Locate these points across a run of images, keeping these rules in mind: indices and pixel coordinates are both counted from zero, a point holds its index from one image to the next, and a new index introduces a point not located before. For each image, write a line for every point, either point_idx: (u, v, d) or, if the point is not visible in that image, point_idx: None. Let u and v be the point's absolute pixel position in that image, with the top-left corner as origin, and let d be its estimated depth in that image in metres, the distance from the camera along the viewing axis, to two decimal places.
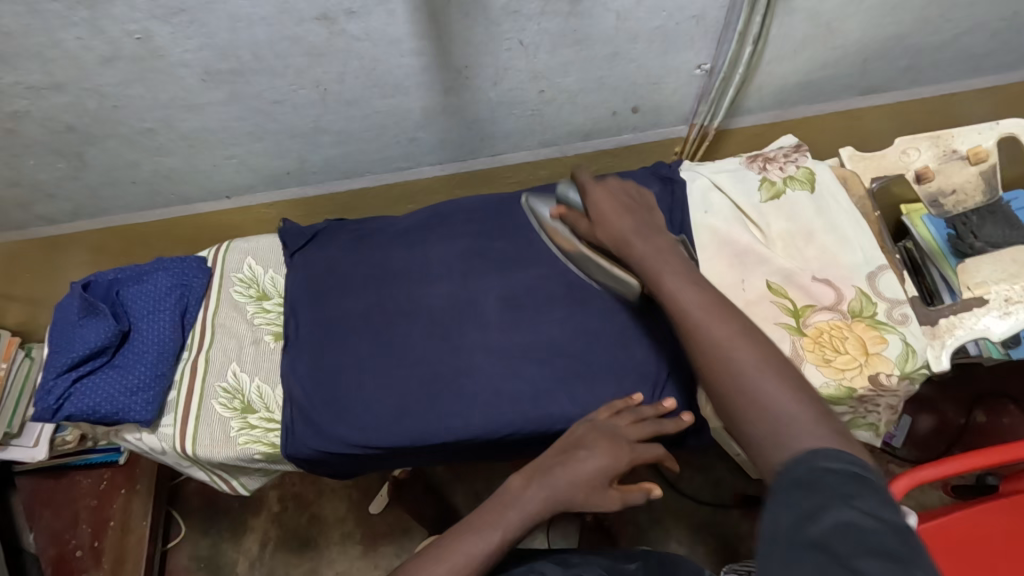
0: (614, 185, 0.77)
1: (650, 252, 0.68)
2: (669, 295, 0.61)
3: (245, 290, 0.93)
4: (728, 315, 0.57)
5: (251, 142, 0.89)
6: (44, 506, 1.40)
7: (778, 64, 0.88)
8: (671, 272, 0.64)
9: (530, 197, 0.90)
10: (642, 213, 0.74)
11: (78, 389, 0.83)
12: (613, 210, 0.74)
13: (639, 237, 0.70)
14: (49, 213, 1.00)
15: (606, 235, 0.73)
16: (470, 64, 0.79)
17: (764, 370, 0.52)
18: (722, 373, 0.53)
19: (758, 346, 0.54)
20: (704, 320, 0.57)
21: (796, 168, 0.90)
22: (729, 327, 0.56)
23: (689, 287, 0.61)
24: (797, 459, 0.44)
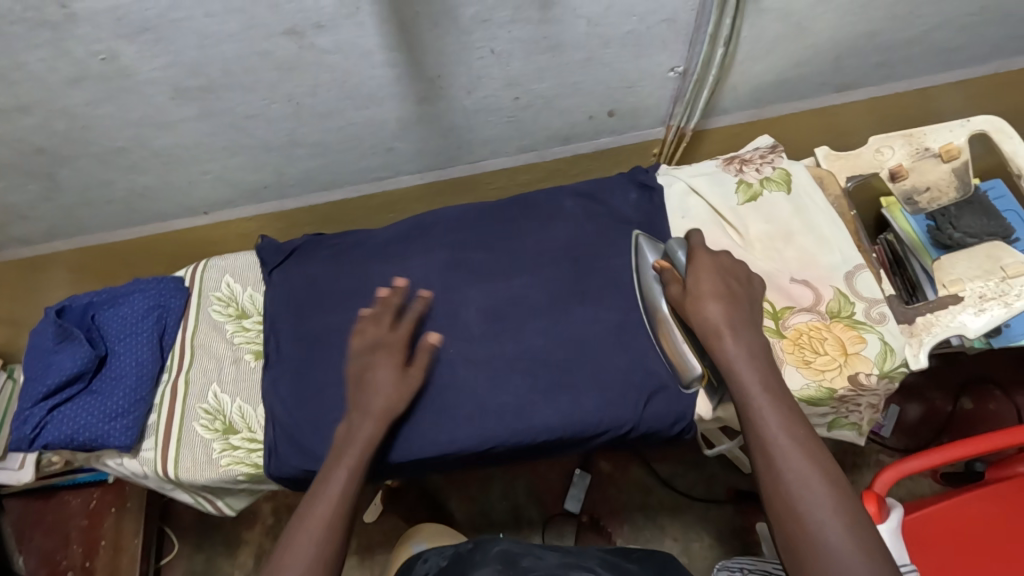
0: (718, 264, 0.74)
1: (743, 355, 0.65)
2: (751, 405, 0.61)
3: (223, 309, 0.92)
4: (805, 439, 0.58)
5: (226, 157, 0.88)
6: (34, 528, 1.39)
7: (752, 64, 0.88)
8: (761, 382, 0.63)
9: (639, 235, 0.87)
10: (743, 302, 0.70)
11: (57, 415, 0.82)
12: (714, 294, 0.70)
13: (732, 333, 0.66)
14: (25, 234, 0.99)
15: (696, 319, 0.70)
16: (443, 73, 0.79)
17: (835, 510, 0.54)
18: (790, 502, 0.55)
19: (835, 486, 0.55)
20: (779, 442, 0.58)
21: (773, 169, 0.90)
22: (807, 459, 0.57)
23: (774, 404, 0.61)
24: None
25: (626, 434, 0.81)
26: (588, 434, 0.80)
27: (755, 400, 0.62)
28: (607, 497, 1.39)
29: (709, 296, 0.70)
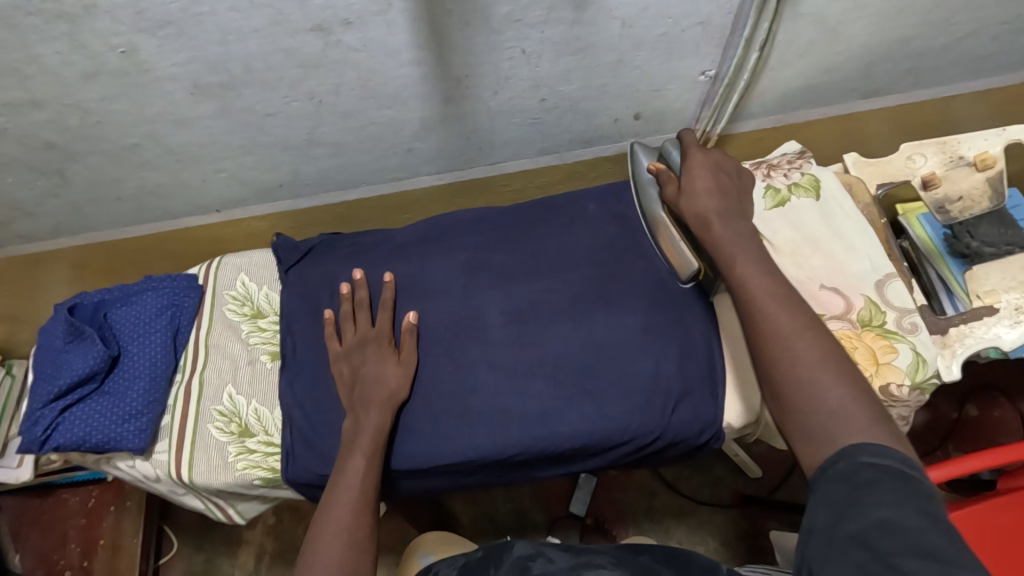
0: (706, 157, 0.69)
1: (732, 234, 0.62)
2: (739, 279, 0.59)
3: (239, 308, 0.90)
4: (790, 303, 0.56)
5: (241, 156, 0.86)
6: (31, 527, 1.36)
7: (783, 68, 0.86)
8: (749, 256, 0.60)
9: (634, 145, 0.87)
10: (730, 184, 0.67)
11: (69, 416, 0.79)
12: (703, 185, 0.67)
13: (721, 218, 0.64)
14: (29, 231, 0.96)
15: (687, 208, 0.67)
16: (470, 73, 0.77)
17: (824, 361, 0.53)
18: (785, 368, 0.53)
19: (826, 344, 0.54)
20: (773, 310, 0.56)
21: (800, 174, 0.89)
22: (800, 318, 0.55)
23: (761, 273, 0.59)
24: (843, 454, 0.48)
25: (652, 443, 0.79)
26: (613, 443, 0.79)
27: (743, 273, 0.59)
28: (613, 501, 1.38)
29: (696, 187, 0.67)
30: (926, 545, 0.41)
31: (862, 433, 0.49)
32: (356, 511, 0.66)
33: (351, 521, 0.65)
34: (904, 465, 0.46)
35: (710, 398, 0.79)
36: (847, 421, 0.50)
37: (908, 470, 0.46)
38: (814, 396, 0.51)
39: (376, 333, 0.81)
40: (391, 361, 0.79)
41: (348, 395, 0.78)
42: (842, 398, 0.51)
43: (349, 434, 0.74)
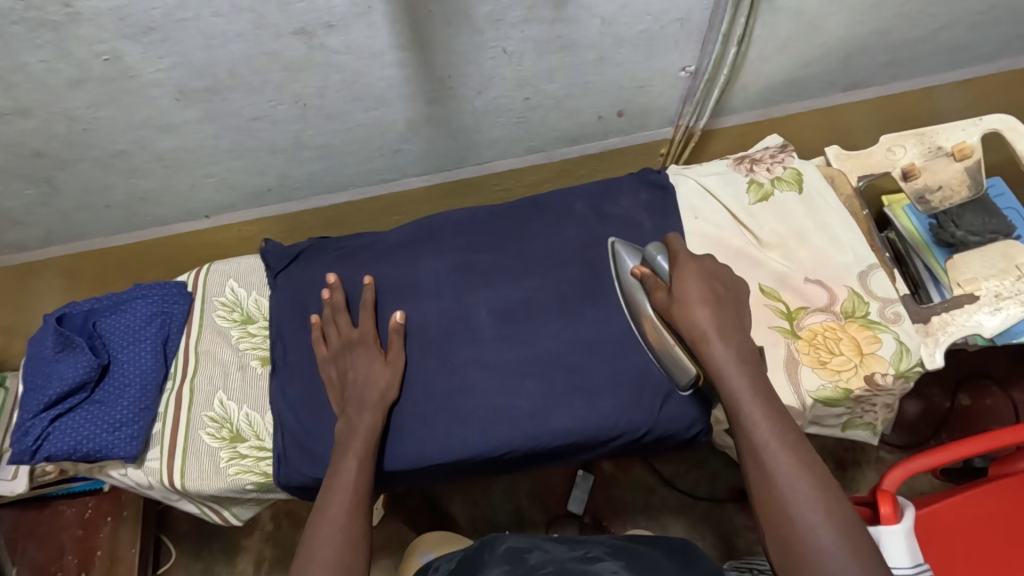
0: (701, 267, 0.75)
1: (730, 364, 0.67)
2: (747, 421, 0.63)
3: (228, 314, 0.90)
4: (793, 448, 0.61)
5: (229, 160, 0.86)
6: (27, 539, 1.35)
7: (764, 63, 0.87)
8: (751, 397, 0.64)
9: (615, 243, 0.86)
10: (728, 305, 0.72)
11: (59, 426, 0.78)
12: (697, 302, 0.71)
13: (722, 339, 0.68)
14: (20, 240, 0.96)
15: (684, 325, 0.71)
16: (454, 74, 0.78)
17: (827, 517, 0.57)
18: (786, 519, 0.58)
19: (826, 495, 0.58)
20: (773, 456, 0.61)
21: (783, 168, 0.89)
22: (798, 469, 0.60)
23: (766, 416, 0.63)
24: None
25: (642, 437, 0.80)
26: (605, 438, 0.79)
27: (745, 412, 0.64)
28: (610, 498, 1.39)
29: (688, 301, 0.71)
30: None
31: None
32: (352, 510, 0.67)
33: (345, 519, 0.66)
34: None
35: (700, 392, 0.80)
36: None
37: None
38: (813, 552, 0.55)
39: (362, 334, 0.82)
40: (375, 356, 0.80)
41: (342, 396, 0.79)
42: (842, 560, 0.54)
43: (344, 434, 0.75)
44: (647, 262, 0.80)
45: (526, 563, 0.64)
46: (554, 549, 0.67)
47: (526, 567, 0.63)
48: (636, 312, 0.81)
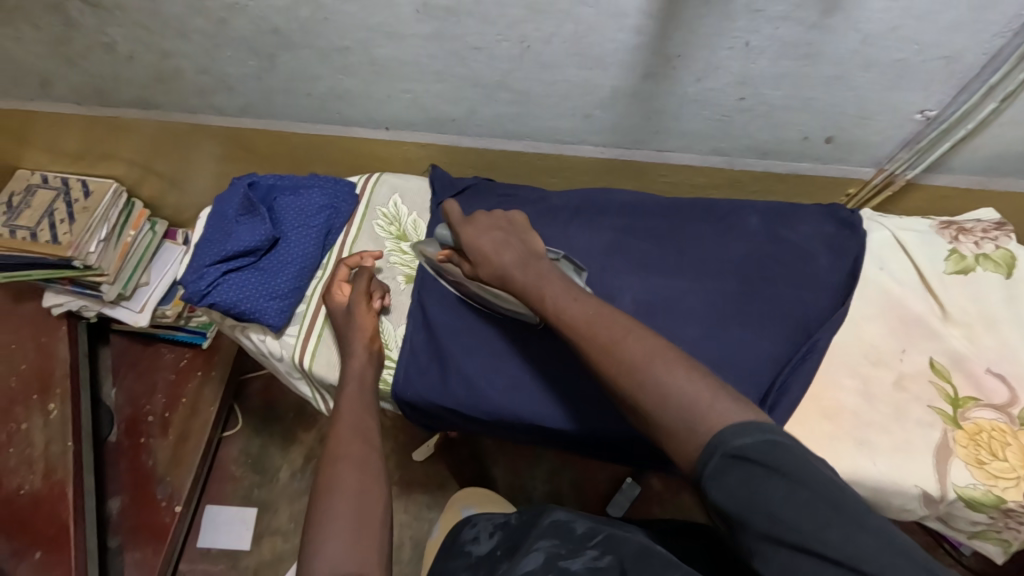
0: (491, 217, 0.81)
1: (531, 275, 0.71)
2: (555, 313, 0.65)
3: (386, 226, 0.93)
4: (602, 318, 0.61)
5: (431, 82, 0.88)
6: (128, 369, 1.49)
7: (1013, 128, 0.80)
8: (553, 290, 0.67)
9: (418, 246, 0.89)
10: (516, 234, 0.78)
11: (227, 280, 0.85)
12: (490, 240, 0.77)
13: (522, 258, 0.74)
14: (222, 105, 1.03)
15: (488, 274, 0.75)
16: (683, 55, 0.75)
17: (648, 358, 0.55)
18: (621, 377, 0.56)
19: (644, 337, 0.58)
20: (587, 330, 0.61)
21: (994, 247, 0.81)
22: (614, 333, 0.59)
23: (569, 299, 0.65)
24: (711, 448, 0.48)
25: None
26: None
27: (553, 306, 0.66)
28: (651, 515, 1.36)
29: (479, 251, 0.77)
30: (807, 495, 0.44)
31: (729, 417, 0.49)
32: (364, 448, 0.70)
33: (359, 456, 0.68)
34: (768, 431, 0.47)
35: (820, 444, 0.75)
36: (689, 405, 0.51)
37: (774, 435, 0.47)
38: (657, 394, 0.53)
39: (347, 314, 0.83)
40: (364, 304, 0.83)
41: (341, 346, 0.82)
42: (680, 388, 0.52)
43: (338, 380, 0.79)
44: (444, 244, 0.85)
45: (574, 534, 0.71)
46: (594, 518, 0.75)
47: (576, 536, 0.71)
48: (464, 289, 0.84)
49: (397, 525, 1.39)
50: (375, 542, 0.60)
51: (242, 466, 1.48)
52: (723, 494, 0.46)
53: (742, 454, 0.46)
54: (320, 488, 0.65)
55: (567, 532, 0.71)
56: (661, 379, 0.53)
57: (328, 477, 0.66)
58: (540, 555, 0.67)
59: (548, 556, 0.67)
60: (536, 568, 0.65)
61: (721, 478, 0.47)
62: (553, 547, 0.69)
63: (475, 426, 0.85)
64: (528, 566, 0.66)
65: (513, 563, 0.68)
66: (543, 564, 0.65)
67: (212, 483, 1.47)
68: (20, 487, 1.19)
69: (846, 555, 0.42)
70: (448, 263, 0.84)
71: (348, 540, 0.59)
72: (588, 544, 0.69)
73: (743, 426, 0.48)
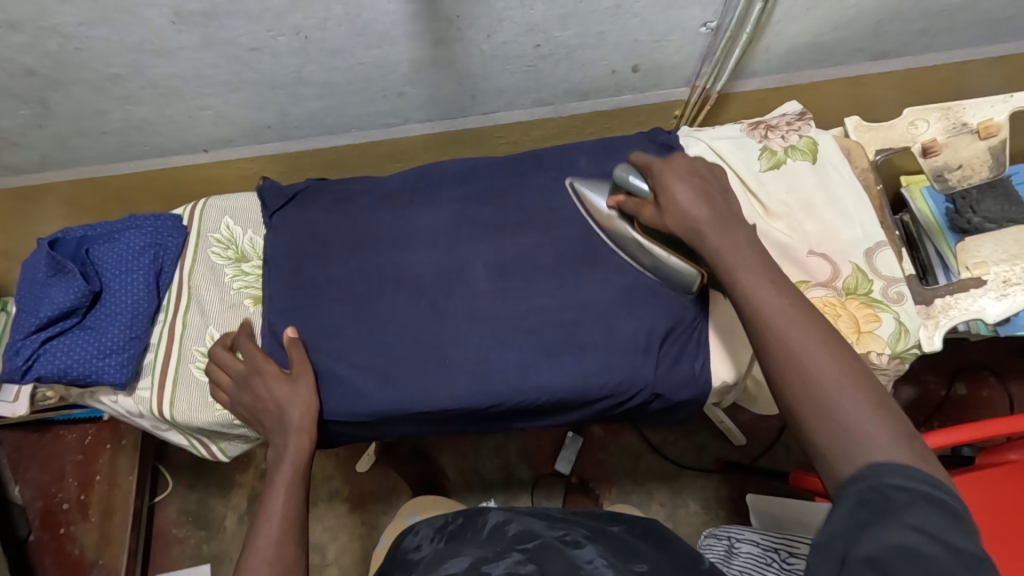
0: (686, 163, 0.66)
1: (736, 243, 0.58)
2: (739, 289, 0.55)
3: (223, 251, 0.89)
4: (804, 312, 0.52)
5: (227, 92, 0.84)
6: (30, 460, 1.38)
7: (790, 22, 0.84)
8: (749, 267, 0.56)
9: (571, 183, 0.85)
10: (715, 191, 0.63)
11: (50, 347, 0.78)
12: (689, 198, 0.62)
13: (712, 229, 0.60)
14: (17, 162, 0.94)
15: (677, 225, 0.63)
16: (462, 15, 0.74)
17: (846, 380, 0.47)
18: (796, 385, 0.48)
19: (840, 353, 0.49)
20: (777, 325, 0.51)
21: (799, 137, 0.86)
22: (813, 335, 0.50)
23: (762, 282, 0.54)
24: (860, 470, 0.43)
25: (632, 398, 0.79)
26: (592, 397, 0.78)
27: (743, 286, 0.55)
28: (597, 461, 1.39)
29: (669, 205, 0.64)
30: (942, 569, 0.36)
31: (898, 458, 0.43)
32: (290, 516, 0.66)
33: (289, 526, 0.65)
34: (931, 485, 0.41)
35: (693, 346, 0.79)
36: (859, 440, 0.44)
37: (947, 501, 0.40)
38: (833, 417, 0.46)
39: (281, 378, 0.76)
40: (281, 379, 0.76)
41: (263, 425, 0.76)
42: (866, 422, 0.45)
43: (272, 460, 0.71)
44: (618, 185, 0.74)
45: (505, 542, 0.63)
46: (533, 521, 0.68)
47: (506, 542, 0.63)
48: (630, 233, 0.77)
49: (357, 538, 1.37)
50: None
51: (185, 525, 1.40)
52: (844, 521, 0.41)
53: (893, 493, 0.41)
54: None
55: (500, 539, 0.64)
56: (843, 404, 0.46)
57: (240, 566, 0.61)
58: (466, 559, 0.60)
59: (473, 560, 0.60)
60: (457, 572, 0.58)
61: (853, 504, 0.42)
62: (479, 552, 0.61)
63: (358, 430, 0.83)
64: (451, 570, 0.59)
65: (437, 565, 0.61)
66: (465, 568, 0.58)
67: (155, 552, 1.39)
68: None
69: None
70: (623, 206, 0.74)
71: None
72: (516, 548, 0.61)
73: (901, 467, 0.42)
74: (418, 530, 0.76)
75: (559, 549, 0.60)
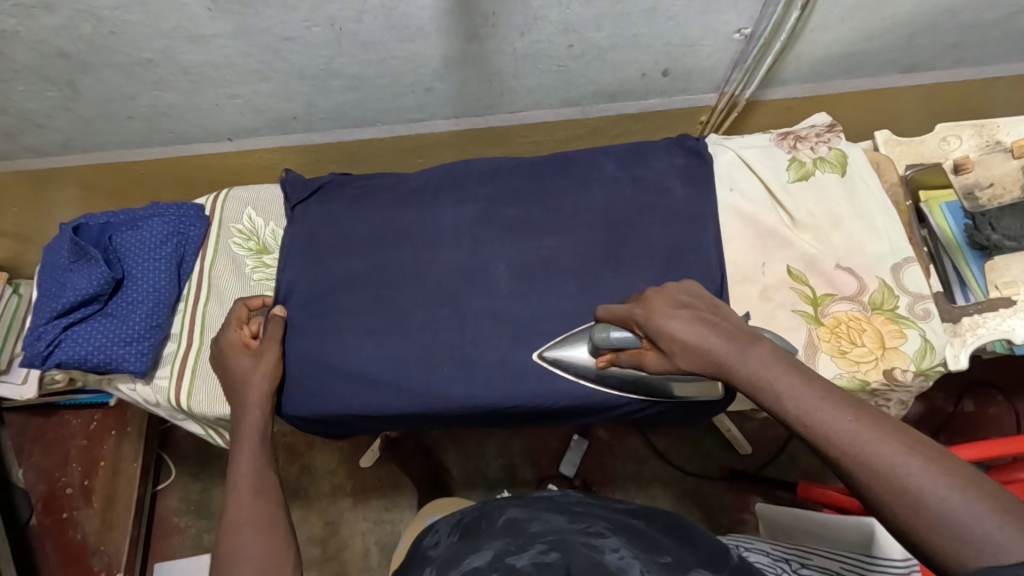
0: (665, 300, 0.63)
1: (765, 362, 0.52)
2: (799, 424, 0.48)
3: (244, 242, 0.88)
4: (874, 426, 0.45)
5: (256, 82, 0.83)
6: (34, 444, 1.38)
7: (825, 31, 0.83)
8: (791, 391, 0.50)
9: (542, 353, 0.78)
10: (707, 313, 0.60)
11: (71, 333, 0.78)
12: (691, 332, 0.58)
13: (734, 352, 0.54)
14: (40, 145, 0.93)
15: (692, 362, 0.58)
16: (499, 12, 0.74)
17: (963, 498, 0.40)
18: (900, 514, 0.42)
19: (920, 449, 0.43)
20: (862, 459, 0.44)
21: (828, 149, 0.85)
22: (910, 458, 0.43)
23: (819, 410, 0.47)
24: (980, 572, 0.36)
25: (650, 406, 0.78)
26: (611, 403, 0.78)
27: (797, 413, 0.49)
28: (602, 465, 1.38)
29: (673, 346, 0.59)
30: None
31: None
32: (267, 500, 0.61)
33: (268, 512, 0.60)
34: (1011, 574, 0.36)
35: None
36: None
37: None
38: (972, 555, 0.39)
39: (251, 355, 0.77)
40: (243, 353, 0.76)
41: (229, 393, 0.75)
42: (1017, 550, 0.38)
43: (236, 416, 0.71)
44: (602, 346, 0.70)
45: (526, 536, 0.61)
46: (554, 520, 0.66)
47: (529, 537, 0.61)
48: (625, 374, 0.76)
49: (359, 533, 1.37)
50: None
51: (187, 514, 1.40)
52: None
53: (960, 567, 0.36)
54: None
55: (520, 532, 0.62)
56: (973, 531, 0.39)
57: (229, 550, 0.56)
58: (488, 552, 0.57)
59: (497, 553, 0.57)
60: (480, 565, 0.55)
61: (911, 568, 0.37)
62: (503, 545, 0.59)
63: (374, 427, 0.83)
64: (475, 562, 0.56)
65: (459, 560, 0.59)
66: (488, 561, 0.55)
67: (156, 539, 1.39)
68: None
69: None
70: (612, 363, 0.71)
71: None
72: (539, 541, 0.59)
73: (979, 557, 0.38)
74: (437, 530, 0.74)
75: (583, 544, 0.58)
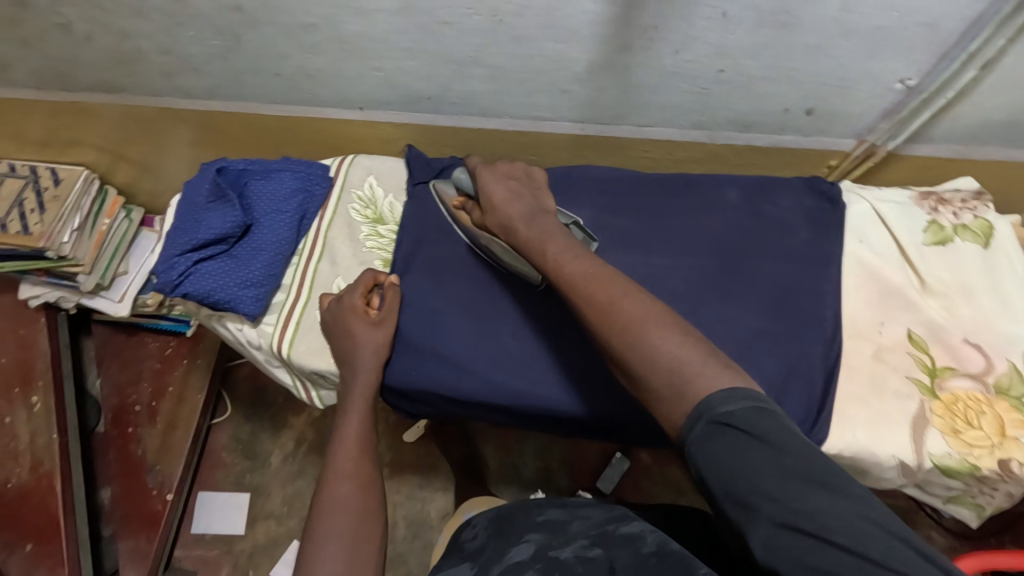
0: (507, 170, 0.81)
1: (540, 232, 0.70)
2: (553, 265, 0.66)
3: (362, 210, 0.91)
4: (606, 274, 0.62)
5: (402, 59, 0.86)
6: (113, 359, 1.43)
7: (992, 94, 0.79)
8: (554, 245, 0.67)
9: (434, 184, 0.90)
10: (528, 190, 0.78)
11: (199, 269, 0.83)
12: (504, 194, 0.76)
13: (523, 220, 0.73)
14: (188, 87, 0.99)
15: (496, 221, 0.76)
16: (659, 26, 0.73)
17: (646, 318, 0.56)
18: (621, 340, 0.56)
19: (641, 300, 0.58)
20: (586, 288, 0.61)
21: (973, 217, 0.81)
22: (615, 293, 0.59)
23: (570, 258, 0.65)
24: (699, 414, 0.49)
25: None
26: None
27: (554, 265, 0.66)
28: (639, 488, 1.35)
29: (489, 204, 0.77)
30: (802, 470, 0.45)
31: (725, 384, 0.50)
32: (368, 469, 0.69)
33: (365, 479, 0.68)
34: (755, 400, 0.48)
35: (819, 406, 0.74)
36: (682, 371, 0.51)
37: (758, 401, 0.48)
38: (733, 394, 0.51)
39: (364, 321, 0.79)
40: (365, 320, 0.79)
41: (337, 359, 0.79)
42: (675, 350, 0.53)
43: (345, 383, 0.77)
44: (460, 189, 0.86)
45: (568, 531, 0.66)
46: (592, 515, 0.69)
47: (570, 533, 0.66)
48: (472, 241, 0.85)
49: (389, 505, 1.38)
50: (370, 556, 0.62)
51: (233, 452, 1.45)
52: (715, 471, 0.46)
53: (729, 420, 0.47)
54: (306, 540, 0.62)
55: (559, 528, 0.67)
56: (656, 344, 0.54)
57: (327, 504, 0.65)
58: (531, 546, 0.63)
59: (538, 547, 0.63)
60: (525, 558, 0.61)
61: (707, 441, 0.47)
62: (544, 539, 0.65)
63: (454, 409, 0.84)
64: (519, 556, 0.62)
65: (502, 549, 0.65)
66: (533, 555, 0.62)
67: (202, 470, 1.44)
68: (7, 481, 1.14)
69: (824, 521, 0.43)
70: (461, 209, 0.86)
71: (348, 540, 0.62)
72: (579, 536, 0.65)
73: (729, 393, 0.49)
74: (473, 523, 0.74)
75: (625, 538, 0.65)
